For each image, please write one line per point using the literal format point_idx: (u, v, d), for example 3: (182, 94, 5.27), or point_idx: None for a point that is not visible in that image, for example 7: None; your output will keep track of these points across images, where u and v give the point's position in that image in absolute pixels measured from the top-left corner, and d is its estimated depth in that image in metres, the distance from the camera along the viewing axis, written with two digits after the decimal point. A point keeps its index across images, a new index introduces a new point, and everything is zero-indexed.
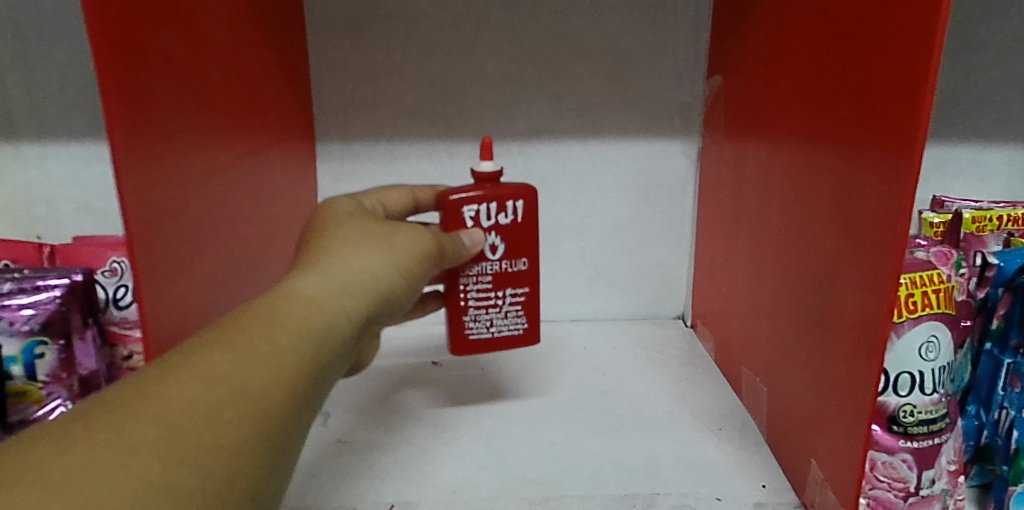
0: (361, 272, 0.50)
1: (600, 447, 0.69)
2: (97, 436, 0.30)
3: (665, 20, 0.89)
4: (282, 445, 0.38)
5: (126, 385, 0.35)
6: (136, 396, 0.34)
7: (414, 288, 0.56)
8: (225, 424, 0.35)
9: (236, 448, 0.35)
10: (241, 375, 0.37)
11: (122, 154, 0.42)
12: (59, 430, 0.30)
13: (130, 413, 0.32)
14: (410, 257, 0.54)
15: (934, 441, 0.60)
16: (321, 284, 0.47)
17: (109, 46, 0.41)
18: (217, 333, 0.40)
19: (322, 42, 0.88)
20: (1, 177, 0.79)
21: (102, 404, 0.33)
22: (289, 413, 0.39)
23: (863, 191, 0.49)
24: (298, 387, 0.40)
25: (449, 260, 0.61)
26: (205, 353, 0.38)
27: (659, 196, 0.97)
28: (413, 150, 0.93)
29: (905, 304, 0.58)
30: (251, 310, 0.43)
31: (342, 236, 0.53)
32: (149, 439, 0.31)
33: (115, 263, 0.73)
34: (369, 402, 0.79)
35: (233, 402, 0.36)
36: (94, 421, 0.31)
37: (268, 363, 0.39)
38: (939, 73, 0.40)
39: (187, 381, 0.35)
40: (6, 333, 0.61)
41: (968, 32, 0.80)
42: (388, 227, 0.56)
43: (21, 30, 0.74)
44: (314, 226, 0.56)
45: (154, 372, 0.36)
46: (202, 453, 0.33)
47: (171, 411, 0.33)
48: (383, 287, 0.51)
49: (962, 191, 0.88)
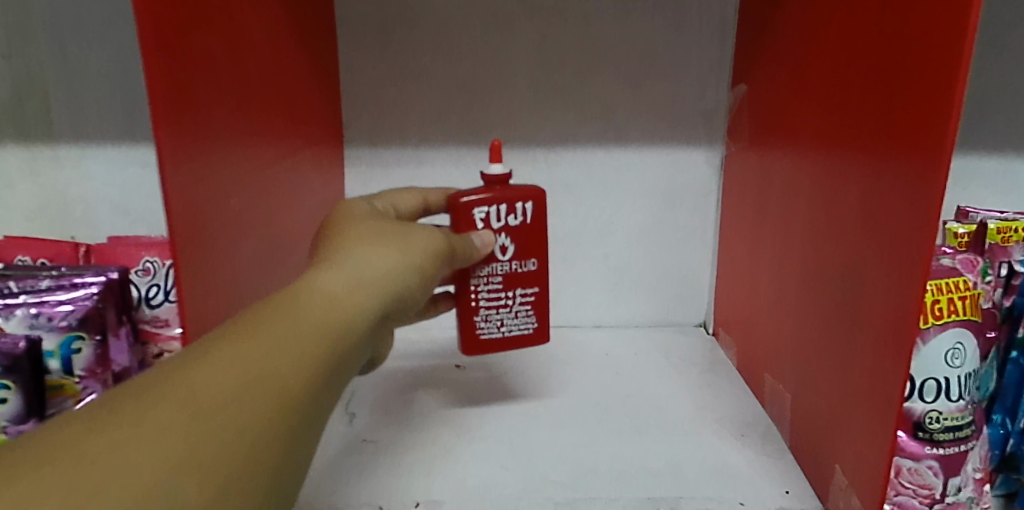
0: (377, 268, 0.51)
1: (625, 450, 0.70)
2: (123, 420, 0.32)
3: (690, 27, 0.89)
4: (303, 431, 0.40)
5: (151, 374, 0.36)
6: (161, 383, 0.35)
7: (427, 286, 0.57)
8: (248, 408, 0.36)
9: (259, 432, 0.36)
10: (263, 365, 0.39)
11: (167, 152, 0.44)
12: (88, 415, 0.32)
13: (156, 400, 0.33)
14: (424, 255, 0.55)
15: (960, 448, 0.60)
16: (338, 280, 0.48)
17: (158, 49, 0.43)
18: (238, 326, 0.41)
19: (352, 49, 0.90)
20: (41, 179, 0.82)
21: (128, 391, 0.34)
22: (311, 402, 0.40)
23: (890, 194, 0.49)
24: (318, 376, 0.42)
25: (461, 260, 0.62)
26: (226, 344, 0.39)
27: (682, 203, 0.97)
28: (439, 155, 0.95)
29: (930, 310, 0.58)
30: (270, 305, 0.44)
31: (358, 235, 0.54)
32: (173, 424, 0.32)
33: (148, 262, 0.75)
34: (393, 402, 0.80)
35: (256, 389, 0.37)
36: (120, 408, 0.33)
37: (289, 352, 0.40)
38: (969, 75, 0.40)
39: (210, 370, 0.37)
40: (45, 327, 0.63)
41: (994, 42, 0.80)
42: (402, 227, 0.57)
43: (62, 36, 0.77)
44: (331, 226, 0.58)
45: (176, 363, 0.37)
46: (228, 436, 0.34)
47: (196, 397, 0.34)
48: (399, 283, 0.52)
49: (989, 201, 0.87)
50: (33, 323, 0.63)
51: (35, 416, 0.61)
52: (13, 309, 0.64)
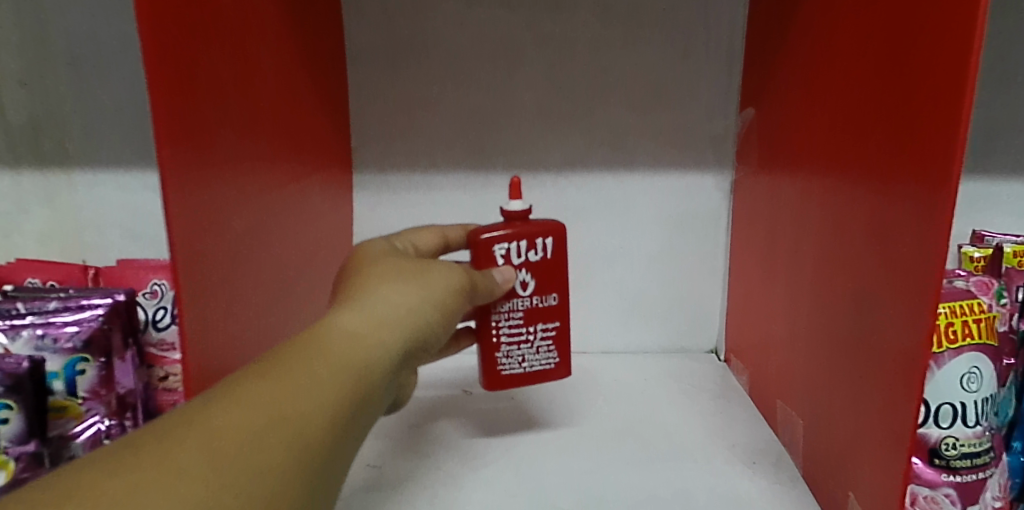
0: (398, 307, 0.51)
1: (635, 478, 0.68)
2: (146, 462, 0.31)
3: (698, 53, 0.90)
4: (323, 473, 0.39)
5: (172, 416, 0.36)
6: (183, 425, 0.35)
7: (450, 323, 0.56)
8: (268, 449, 0.36)
9: (278, 476, 0.35)
10: (284, 405, 0.38)
11: (169, 174, 0.45)
12: (113, 453, 0.32)
13: (176, 441, 0.33)
14: (444, 292, 0.55)
15: (978, 475, 0.58)
16: (359, 319, 0.48)
17: (164, 72, 0.44)
18: (260, 368, 0.41)
19: (363, 76, 0.92)
20: (55, 203, 0.84)
21: (151, 432, 0.34)
22: (331, 444, 0.40)
23: (898, 222, 0.48)
24: (340, 417, 0.41)
25: (481, 296, 0.61)
26: (247, 385, 0.39)
27: (693, 228, 0.96)
28: (448, 181, 0.96)
29: (944, 333, 0.57)
30: (294, 346, 0.44)
31: (379, 273, 0.54)
32: (197, 462, 0.32)
33: (155, 285, 0.76)
34: (401, 429, 0.79)
35: (278, 429, 0.37)
36: (144, 447, 0.32)
37: (310, 393, 0.40)
38: (973, 104, 0.40)
39: (232, 410, 0.36)
40: (51, 349, 0.64)
41: (1006, 66, 0.80)
42: (422, 264, 0.57)
43: (80, 63, 0.79)
44: (352, 264, 0.57)
45: (200, 403, 0.37)
46: (247, 479, 0.34)
47: (217, 437, 0.34)
48: (420, 321, 0.52)
49: (1006, 226, 0.86)
50: (39, 344, 0.64)
51: (35, 437, 0.61)
52: (19, 330, 0.64)
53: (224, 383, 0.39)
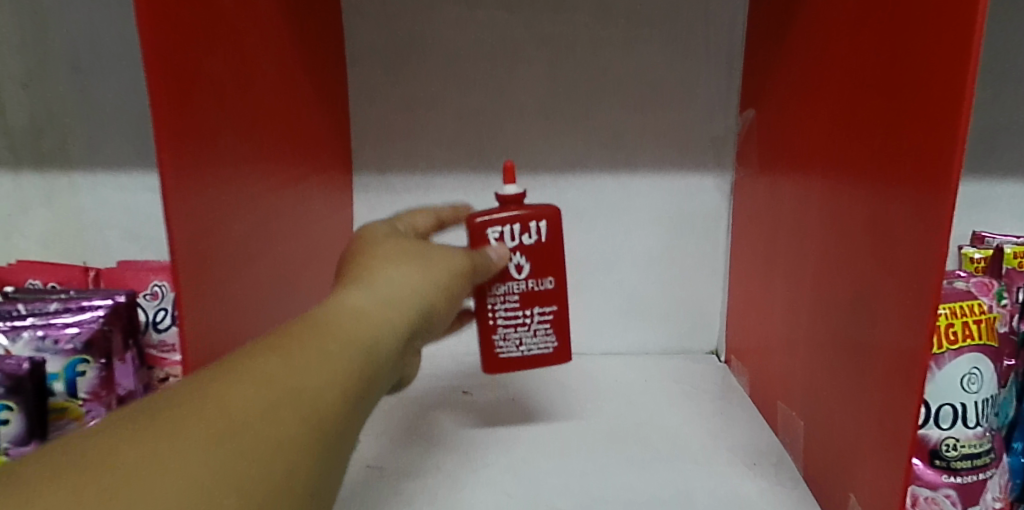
0: (402, 288, 0.51)
1: (635, 479, 0.68)
2: (163, 433, 0.31)
3: (698, 54, 0.90)
4: (335, 448, 0.39)
5: (182, 388, 0.35)
6: (195, 397, 0.34)
7: (453, 304, 0.56)
8: (284, 421, 0.35)
9: (295, 447, 0.35)
10: (295, 378, 0.38)
11: (169, 174, 0.45)
12: (127, 424, 0.31)
13: (192, 413, 0.33)
14: (446, 274, 0.55)
15: (979, 476, 0.58)
16: (363, 299, 0.48)
17: (166, 72, 0.44)
18: (267, 344, 0.41)
19: (363, 77, 0.92)
20: (56, 204, 0.84)
21: (163, 404, 0.33)
22: (343, 418, 0.40)
23: (897, 221, 0.48)
24: (349, 392, 0.41)
25: (477, 276, 0.61)
26: (255, 360, 0.38)
27: (693, 229, 0.96)
28: (448, 182, 0.96)
29: (945, 334, 0.57)
30: (300, 324, 0.43)
31: (381, 256, 0.54)
32: (214, 433, 0.32)
33: (155, 286, 0.76)
34: (401, 430, 0.79)
35: (291, 402, 0.36)
36: (159, 419, 0.32)
37: (319, 368, 0.40)
38: (973, 102, 0.40)
39: (242, 384, 0.36)
40: (51, 351, 0.64)
41: (1005, 67, 0.80)
42: (422, 247, 0.57)
43: (81, 64, 0.79)
44: (354, 248, 0.57)
45: (210, 377, 0.36)
46: (265, 449, 0.33)
47: (232, 409, 0.34)
48: (424, 301, 0.52)
49: (1006, 227, 0.86)
50: (39, 346, 0.64)
51: (36, 438, 0.62)
52: (20, 331, 0.64)
53: (232, 358, 0.38)
